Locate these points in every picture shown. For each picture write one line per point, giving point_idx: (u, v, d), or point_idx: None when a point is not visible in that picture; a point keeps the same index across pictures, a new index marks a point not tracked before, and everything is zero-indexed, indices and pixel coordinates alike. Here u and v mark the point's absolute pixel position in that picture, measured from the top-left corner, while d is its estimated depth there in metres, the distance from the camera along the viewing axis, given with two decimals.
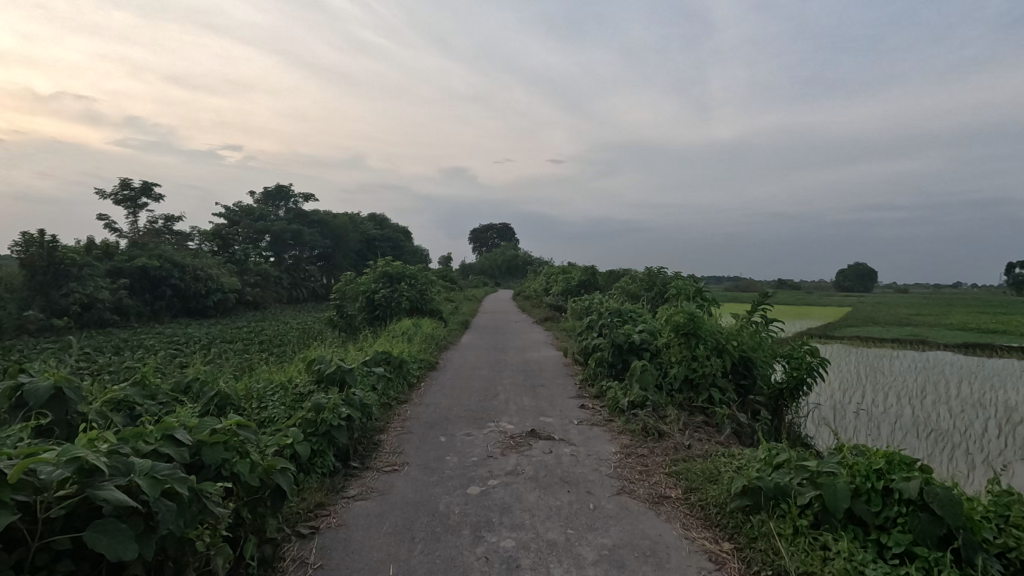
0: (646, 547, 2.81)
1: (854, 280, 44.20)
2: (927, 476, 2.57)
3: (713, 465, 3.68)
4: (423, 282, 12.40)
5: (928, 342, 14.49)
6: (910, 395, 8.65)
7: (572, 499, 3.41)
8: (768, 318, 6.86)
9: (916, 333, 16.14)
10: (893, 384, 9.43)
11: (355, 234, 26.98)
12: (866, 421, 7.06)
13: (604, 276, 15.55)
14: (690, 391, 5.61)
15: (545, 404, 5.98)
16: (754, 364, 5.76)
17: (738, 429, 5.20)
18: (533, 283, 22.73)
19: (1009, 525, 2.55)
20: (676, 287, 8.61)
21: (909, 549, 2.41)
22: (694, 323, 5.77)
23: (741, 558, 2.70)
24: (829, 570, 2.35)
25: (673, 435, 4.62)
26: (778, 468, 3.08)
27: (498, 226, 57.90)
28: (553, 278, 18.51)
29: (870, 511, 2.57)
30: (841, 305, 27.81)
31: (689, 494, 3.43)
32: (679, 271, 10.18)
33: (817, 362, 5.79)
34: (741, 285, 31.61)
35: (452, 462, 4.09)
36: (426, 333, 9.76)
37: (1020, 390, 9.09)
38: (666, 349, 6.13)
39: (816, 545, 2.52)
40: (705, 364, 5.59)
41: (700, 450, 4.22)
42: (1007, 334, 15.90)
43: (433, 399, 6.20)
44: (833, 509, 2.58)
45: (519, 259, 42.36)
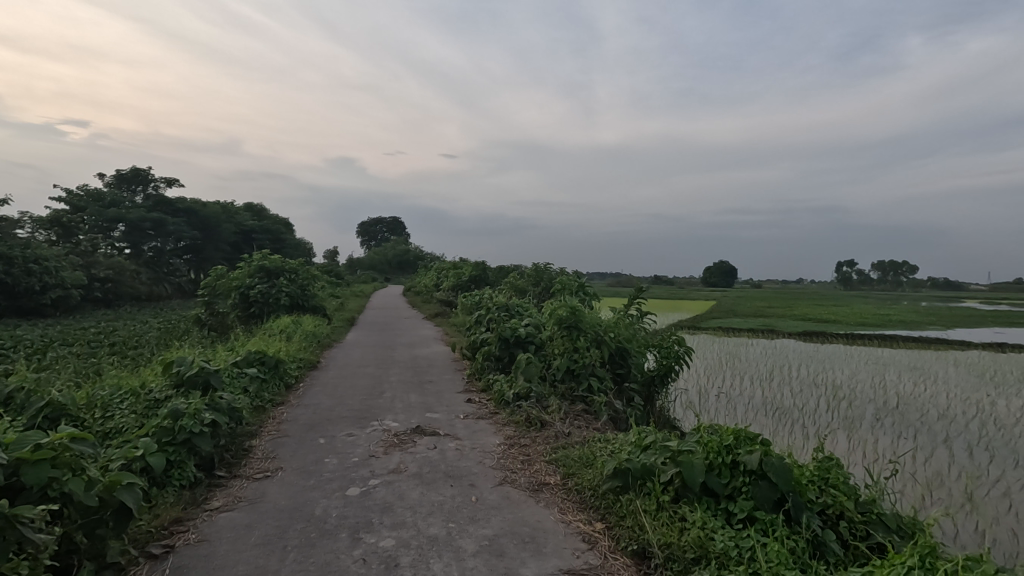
0: (525, 534, 2.89)
1: (717, 276, 49.17)
2: (766, 448, 2.91)
3: (589, 450, 3.88)
4: (305, 276, 11.72)
5: (776, 331, 16.47)
6: (760, 378, 9.82)
7: (455, 493, 3.42)
8: (642, 310, 7.39)
9: (767, 323, 18.34)
10: (747, 369, 10.63)
11: (228, 224, 24.87)
12: (724, 403, 7.89)
13: (494, 272, 15.79)
14: (571, 380, 5.87)
15: (432, 400, 5.94)
16: (629, 354, 6.18)
17: (614, 415, 5.56)
18: (424, 277, 22.53)
19: (828, 485, 2.97)
20: (561, 282, 8.95)
21: (751, 513, 2.71)
22: (575, 317, 6.11)
23: (611, 536, 2.87)
24: (685, 539, 2.56)
25: (554, 424, 4.82)
26: (646, 449, 3.34)
27: (388, 220, 56.56)
28: (444, 274, 18.47)
29: (720, 483, 2.87)
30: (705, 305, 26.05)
31: (567, 480, 3.59)
32: (564, 267, 10.63)
33: (683, 350, 6.36)
34: (622, 281, 33.80)
35: (331, 464, 3.92)
36: (307, 330, 9.24)
37: (844, 370, 10.69)
38: (549, 342, 6.37)
39: (675, 517, 2.75)
40: (585, 355, 5.89)
41: (578, 438, 4.43)
42: (836, 323, 18.62)
43: (313, 399, 5.89)
44: (690, 483, 2.84)
45: (410, 254, 41.63)
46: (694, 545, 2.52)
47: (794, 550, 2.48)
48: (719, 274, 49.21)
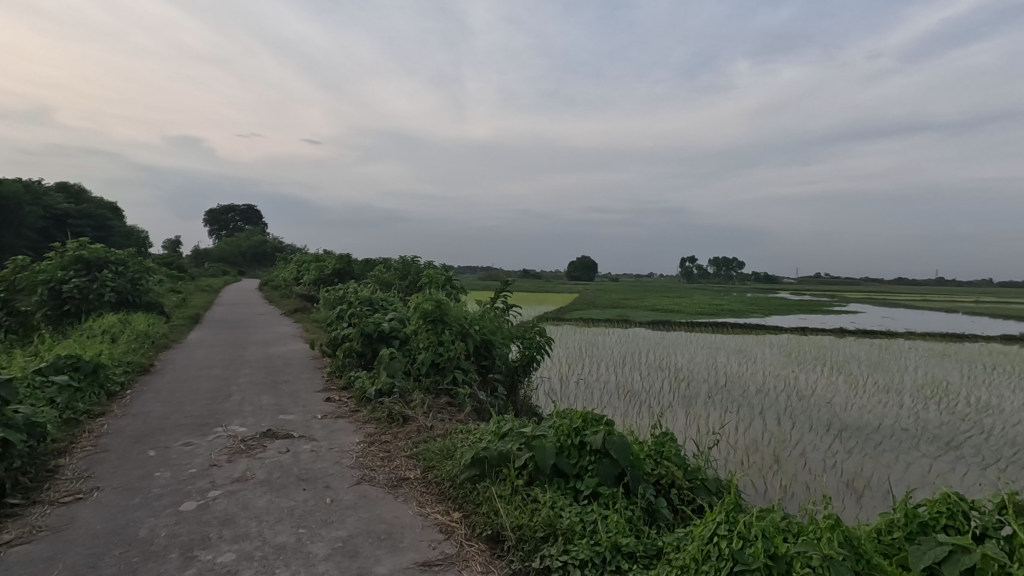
0: (381, 532, 2.84)
1: (580, 270, 52.49)
2: (609, 428, 3.16)
3: (450, 442, 3.92)
4: (137, 268, 10.32)
5: (629, 321, 17.94)
6: (613, 364, 10.64)
7: (307, 496, 3.24)
8: (507, 303, 7.60)
9: (622, 314, 19.93)
10: (603, 356, 11.47)
11: (35, 207, 21.07)
12: (582, 389, 8.43)
13: (360, 265, 15.20)
14: (436, 373, 5.87)
15: (287, 401, 5.58)
16: (493, 345, 6.32)
17: (478, 406, 5.66)
18: (283, 270, 21.05)
19: (663, 458, 3.32)
20: (428, 275, 8.89)
21: (595, 489, 2.93)
22: (440, 310, 6.10)
23: (467, 524, 2.93)
24: (535, 520, 2.69)
25: (416, 419, 4.78)
26: (503, 437, 3.46)
27: (242, 208, 51.90)
28: (305, 266, 17.40)
29: (569, 464, 3.07)
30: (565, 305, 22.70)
31: (427, 473, 3.59)
32: (432, 260, 10.55)
33: (544, 341, 6.67)
34: (491, 274, 34.53)
35: (163, 478, 3.51)
36: (137, 329, 8.14)
37: (683, 354, 11.98)
38: (414, 336, 6.30)
39: (528, 499, 2.89)
40: (450, 348, 5.92)
41: (441, 430, 4.46)
42: (679, 313, 20.82)
43: (143, 407, 5.22)
44: (541, 466, 3.00)
45: (267, 245, 38.56)
46: (544, 523, 2.67)
47: (631, 519, 2.73)
48: (582, 268, 52.37)
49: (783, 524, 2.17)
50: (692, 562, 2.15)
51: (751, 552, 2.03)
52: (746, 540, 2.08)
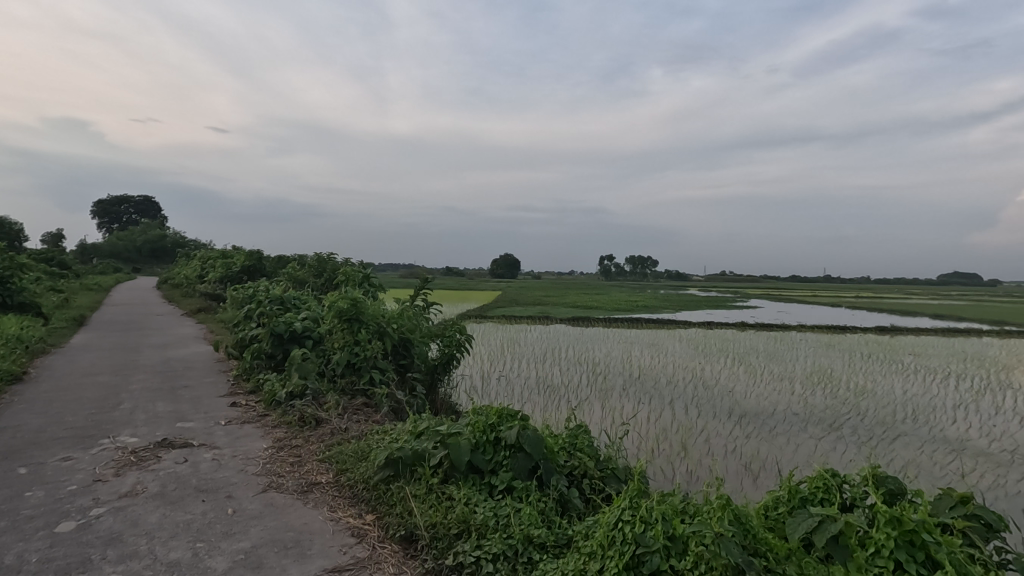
0: (288, 540, 2.72)
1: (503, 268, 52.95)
2: (524, 422, 3.22)
3: (365, 444, 3.82)
4: (8, 264, 9.21)
5: (550, 318, 18.34)
6: (534, 360, 10.83)
7: (207, 508, 3.05)
8: (428, 301, 7.51)
9: (544, 310, 20.33)
10: (524, 352, 11.64)
11: None
12: (503, 385, 8.51)
13: (272, 262, 14.43)
14: (352, 374, 5.71)
15: (186, 408, 5.20)
16: (412, 344, 6.23)
17: (395, 406, 5.55)
18: (186, 267, 19.60)
19: (576, 449, 3.44)
20: (344, 272, 8.60)
21: (509, 483, 2.98)
22: (357, 308, 5.92)
23: (380, 526, 2.88)
24: (450, 517, 2.69)
25: (330, 421, 4.62)
26: (419, 436, 3.43)
27: (138, 199, 47.68)
28: (210, 263, 16.27)
29: (484, 460, 3.10)
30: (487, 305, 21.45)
31: (339, 476, 3.48)
32: (349, 257, 10.22)
33: (465, 338, 6.67)
34: (412, 272, 33.97)
35: (37, 498, 3.16)
36: (8, 334, 7.25)
37: (600, 349, 12.42)
38: (329, 335, 6.07)
39: (443, 498, 2.89)
40: (366, 347, 5.76)
41: (355, 432, 4.33)
42: (597, 309, 21.56)
43: (12, 420, 4.66)
44: (456, 463, 3.02)
45: (167, 240, 35.68)
46: (458, 520, 2.68)
47: (544, 510, 2.80)
48: (505, 266, 52.83)
49: (681, 506, 2.31)
50: (598, 549, 2.24)
51: (651, 535, 2.14)
52: (647, 524, 2.20)
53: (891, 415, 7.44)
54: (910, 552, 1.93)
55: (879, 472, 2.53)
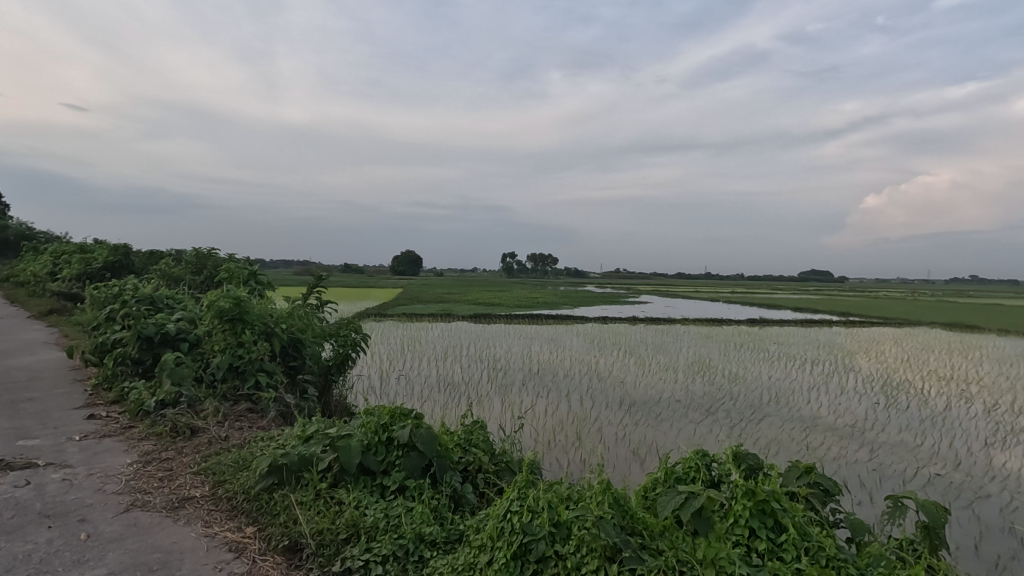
0: (153, 562, 2.48)
1: (404, 265, 51.97)
2: (417, 421, 3.19)
3: (246, 452, 3.58)
4: None
5: (452, 315, 18.26)
6: (435, 358, 10.74)
7: (53, 535, 2.69)
8: (321, 300, 7.17)
9: (445, 308, 20.22)
10: (424, 351, 11.50)
11: None
12: (402, 384, 8.35)
13: (141, 258, 13.00)
14: (235, 378, 5.32)
15: (30, 423, 4.55)
16: (303, 345, 5.93)
17: (283, 410, 5.26)
18: (32, 263, 17.08)
19: (471, 445, 3.47)
20: (226, 269, 7.96)
21: (402, 483, 2.94)
22: (240, 308, 5.52)
23: (262, 538, 2.71)
24: (339, 523, 2.60)
25: (208, 430, 4.28)
26: (307, 440, 3.28)
27: None
28: (64, 259, 14.32)
29: (376, 461, 3.03)
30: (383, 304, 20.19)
31: (217, 489, 3.23)
32: (233, 253, 9.47)
33: (361, 337, 6.45)
34: (306, 270, 32.22)
35: None
36: None
37: (501, 345, 12.60)
38: (208, 337, 5.61)
39: (331, 503, 2.80)
40: (251, 349, 5.40)
41: (237, 440, 4.05)
42: (499, 306, 21.80)
43: None
44: (346, 466, 2.93)
45: (8, 232, 30.93)
46: (347, 524, 2.60)
47: (436, 508, 2.79)
48: (407, 263, 51.85)
49: (566, 493, 2.41)
50: (488, 541, 2.27)
51: (538, 522, 2.22)
52: (534, 512, 2.27)
53: (758, 398, 8.27)
54: (762, 520, 2.16)
55: (741, 450, 2.81)
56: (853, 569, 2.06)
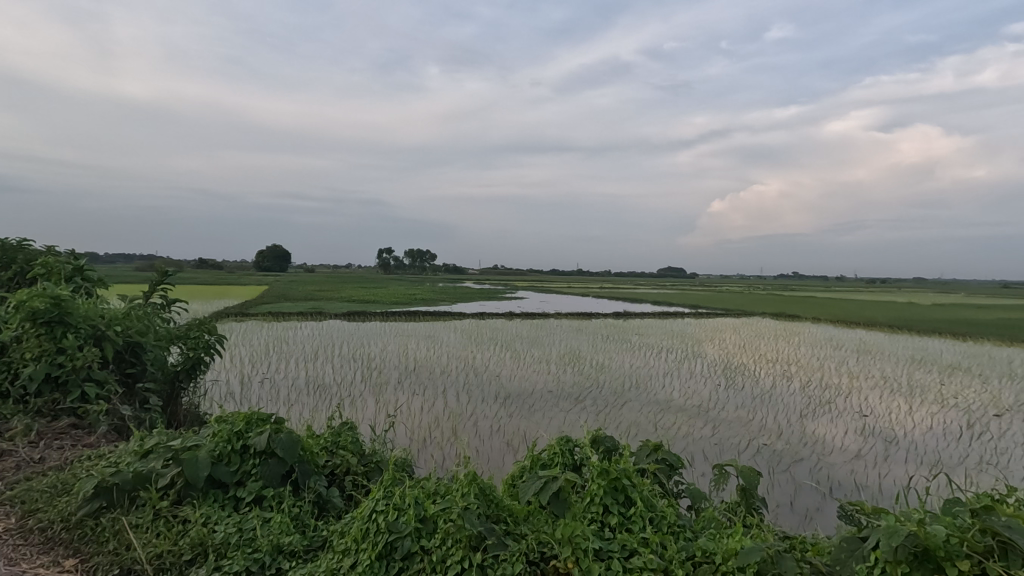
0: None
1: (270, 260, 48.36)
2: (276, 426, 2.98)
3: (67, 474, 3.10)
4: None
5: (324, 313, 17.37)
6: (303, 359, 10.13)
7: None
8: (168, 299, 6.41)
9: (316, 306, 19.16)
10: (292, 352, 10.79)
11: None
12: (265, 389, 7.76)
13: None
14: (54, 391, 4.57)
15: None
16: (144, 349, 5.26)
17: (118, 424, 4.63)
18: None
19: (339, 447, 3.34)
20: (44, 264, 6.79)
21: (259, 494, 2.75)
22: (60, 309, 4.74)
23: (85, 570, 2.38)
24: (182, 543, 2.37)
25: (16, 452, 3.64)
26: (145, 455, 2.93)
27: None
28: None
29: (228, 472, 2.80)
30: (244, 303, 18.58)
31: (27, 519, 2.76)
32: (51, 245, 8.11)
33: (215, 339, 5.85)
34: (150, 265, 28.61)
35: None
36: None
37: (376, 344, 12.22)
38: (16, 343, 4.75)
39: (175, 522, 2.54)
40: (75, 356, 4.67)
41: (56, 462, 3.49)
42: (374, 303, 21.16)
43: None
44: (192, 480, 2.66)
45: None
46: (193, 543, 2.37)
47: (298, 516, 2.65)
48: (273, 259, 48.28)
49: (434, 489, 2.41)
50: (352, 544, 2.21)
51: (404, 520, 2.20)
52: (400, 510, 2.25)
53: (621, 385, 8.92)
54: (615, 496, 2.35)
55: (600, 434, 3.01)
56: (690, 532, 2.31)
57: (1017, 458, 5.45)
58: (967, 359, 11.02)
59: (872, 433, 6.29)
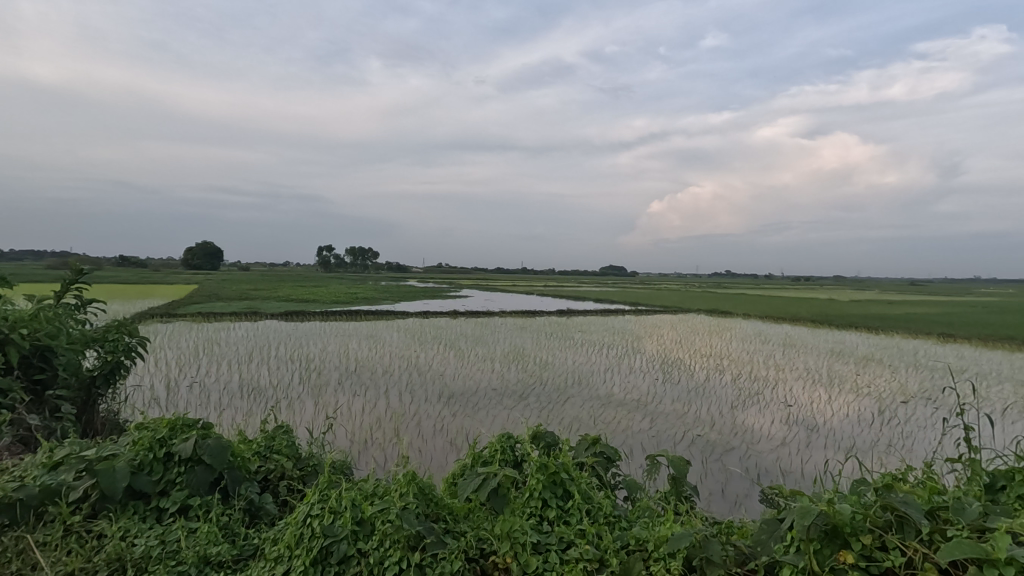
0: None
1: (201, 258, 45.89)
2: (203, 432, 2.84)
3: None
4: None
5: (259, 313, 16.66)
6: (236, 361, 9.67)
7: None
8: (83, 299, 5.95)
9: (251, 305, 18.34)
10: (224, 354, 10.28)
11: None
12: (195, 393, 7.36)
13: None
14: None
15: None
16: (55, 353, 4.86)
17: (24, 435, 4.27)
18: None
19: (273, 452, 3.22)
20: None
21: (184, 503, 2.61)
22: None
23: None
24: (98, 559, 2.22)
25: None
26: (55, 466, 2.71)
27: None
28: None
29: (150, 482, 2.64)
30: (170, 304, 17.53)
31: None
32: None
33: (138, 341, 5.48)
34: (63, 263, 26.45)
35: None
36: None
37: (316, 344, 11.83)
38: None
39: (89, 537, 2.38)
40: None
41: None
42: (313, 302, 20.50)
43: None
44: (109, 492, 2.49)
45: None
46: (109, 558, 2.22)
47: (227, 524, 2.53)
48: (203, 256, 45.87)
49: (371, 490, 2.36)
50: (285, 550, 2.14)
51: (340, 523, 2.15)
52: (336, 513, 2.20)
53: (564, 382, 9.07)
54: (553, 490, 2.39)
55: (540, 429, 3.04)
56: (625, 522, 2.38)
57: (919, 441, 5.96)
58: (878, 351, 11.94)
59: (796, 421, 6.70)
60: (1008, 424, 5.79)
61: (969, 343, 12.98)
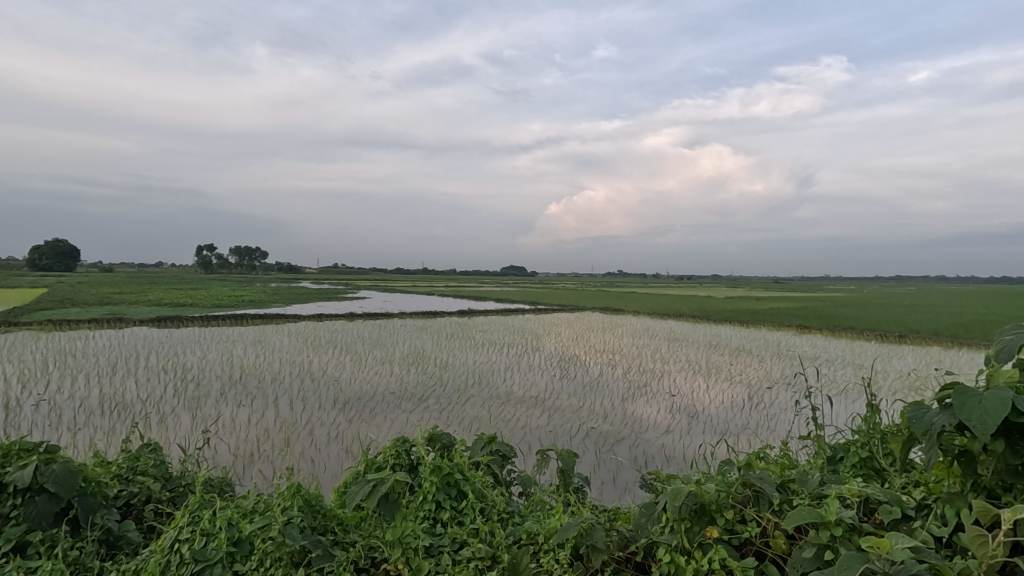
0: None
1: (52, 258, 40.46)
2: (46, 457, 2.48)
3: None
4: None
5: (126, 319, 14.96)
6: (97, 374, 8.61)
7: None
8: None
9: (115, 311, 16.46)
10: (82, 365, 9.10)
11: None
12: (42, 412, 6.44)
13: None
14: None
15: None
16: None
17: None
18: None
19: (136, 473, 2.90)
20: None
21: (20, 541, 2.27)
22: None
23: None
24: None
25: None
26: None
27: None
28: None
29: None
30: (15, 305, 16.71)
31: None
32: None
33: None
34: None
35: None
36: None
37: (193, 352, 10.83)
38: None
39: None
40: None
41: None
42: (192, 306, 18.91)
43: None
44: None
45: None
46: None
47: (77, 560, 2.24)
48: (55, 256, 40.57)
49: (250, 508, 2.20)
50: None
51: (213, 546, 1.99)
52: (210, 534, 2.03)
53: (465, 382, 9.10)
54: (447, 491, 2.39)
55: (436, 431, 3.00)
56: (517, 517, 2.42)
57: (779, 422, 6.73)
58: (748, 343, 13.19)
59: (678, 409, 7.23)
60: (848, 403, 6.68)
61: (821, 333, 14.76)
